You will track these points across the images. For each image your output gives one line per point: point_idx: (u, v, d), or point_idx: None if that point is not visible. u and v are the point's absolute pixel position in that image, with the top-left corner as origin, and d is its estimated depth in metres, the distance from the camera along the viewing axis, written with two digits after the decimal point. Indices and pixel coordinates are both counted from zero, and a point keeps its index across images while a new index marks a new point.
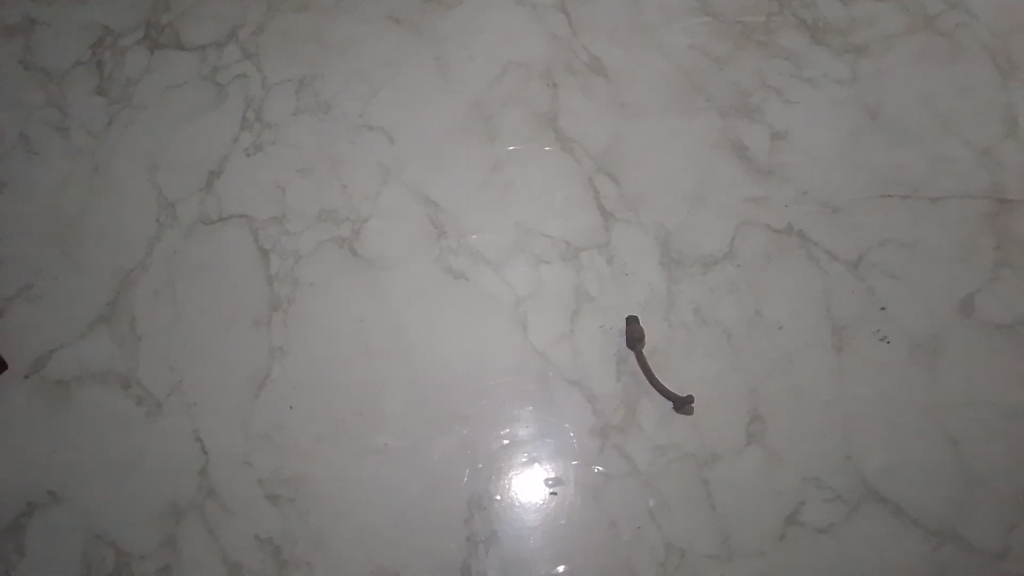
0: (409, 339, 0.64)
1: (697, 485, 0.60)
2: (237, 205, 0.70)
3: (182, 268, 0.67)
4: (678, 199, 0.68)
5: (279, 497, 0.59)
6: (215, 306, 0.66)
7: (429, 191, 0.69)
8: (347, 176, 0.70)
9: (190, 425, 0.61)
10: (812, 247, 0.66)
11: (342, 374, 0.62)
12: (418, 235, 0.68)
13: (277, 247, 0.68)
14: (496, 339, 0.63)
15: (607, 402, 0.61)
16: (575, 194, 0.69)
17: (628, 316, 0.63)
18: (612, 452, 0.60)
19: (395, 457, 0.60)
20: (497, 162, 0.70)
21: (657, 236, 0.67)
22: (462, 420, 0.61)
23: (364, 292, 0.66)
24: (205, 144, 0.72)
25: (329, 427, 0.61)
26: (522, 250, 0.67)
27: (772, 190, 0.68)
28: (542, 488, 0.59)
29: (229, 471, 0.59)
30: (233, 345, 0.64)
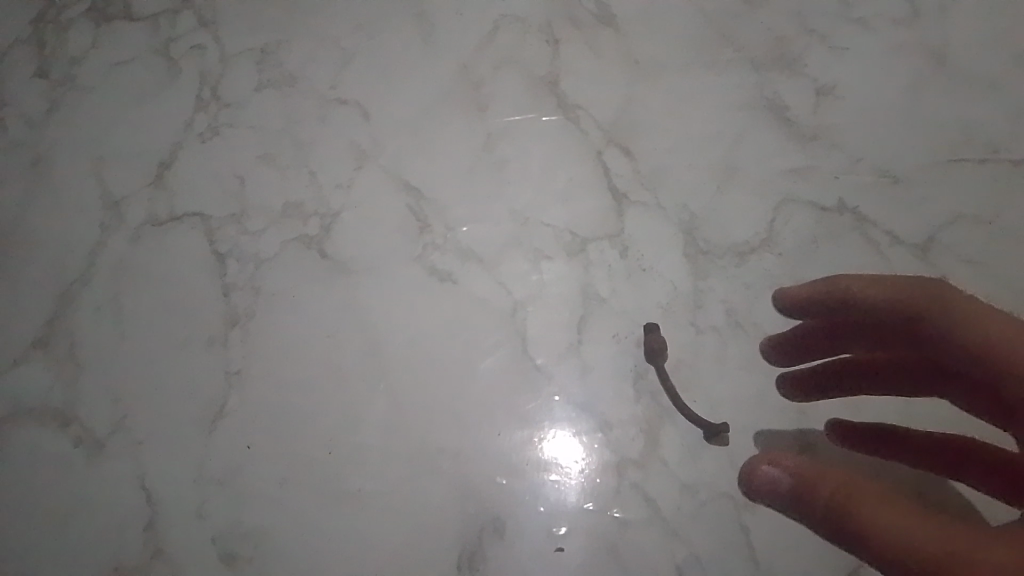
0: (387, 358, 0.54)
1: (735, 528, 0.50)
2: (191, 202, 0.60)
3: (128, 280, 0.58)
4: (704, 176, 0.57)
5: (236, 557, 0.50)
6: (166, 324, 0.57)
7: (410, 177, 0.59)
8: (316, 163, 0.60)
9: (136, 468, 0.52)
10: (870, 227, 0.55)
11: (311, 402, 0.53)
12: (396, 232, 0.58)
13: (235, 251, 0.58)
14: (490, 355, 0.54)
15: (623, 427, 0.52)
16: (581, 174, 0.58)
17: (648, 322, 0.53)
18: (630, 490, 0.50)
19: (371, 503, 0.51)
20: (488, 139, 0.60)
21: (680, 222, 0.56)
22: (451, 455, 0.51)
23: (335, 303, 0.56)
24: (154, 131, 0.62)
25: (294, 469, 0.51)
26: (520, 244, 0.57)
27: (820, 159, 0.57)
28: (547, 539, 0.50)
29: (179, 525, 0.51)
30: (186, 370, 0.55)
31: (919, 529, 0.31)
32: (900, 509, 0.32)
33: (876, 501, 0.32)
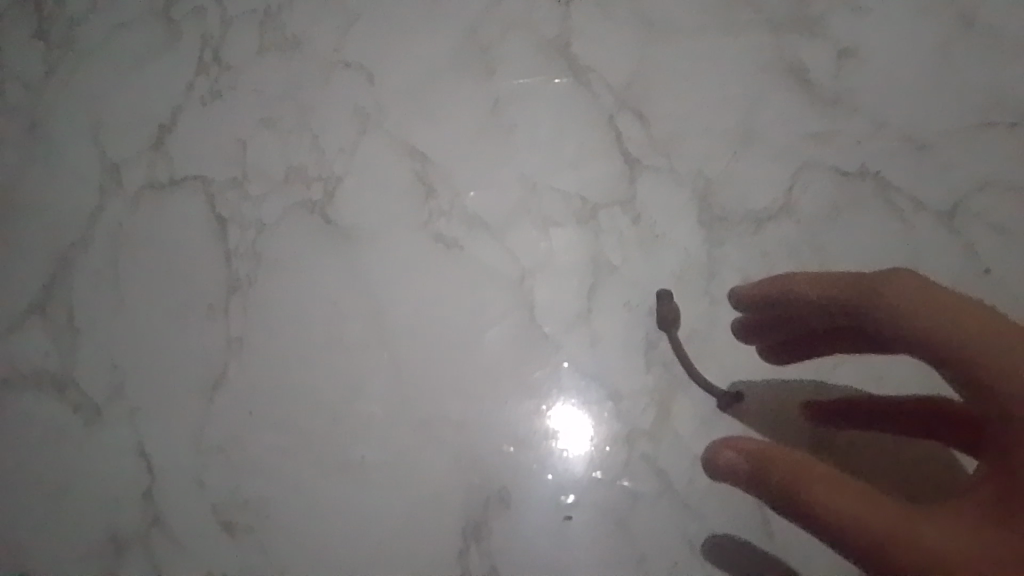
0: (391, 326, 0.53)
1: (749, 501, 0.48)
2: (192, 166, 0.59)
3: (127, 246, 0.57)
4: (720, 141, 0.55)
5: (236, 527, 0.49)
6: (166, 291, 0.55)
7: (416, 141, 0.57)
8: (319, 127, 0.59)
9: (134, 436, 0.51)
10: (893, 192, 0.53)
11: (313, 370, 0.52)
12: (401, 197, 0.56)
13: (236, 216, 0.57)
14: (496, 324, 0.52)
15: (634, 398, 0.50)
16: (593, 139, 0.56)
17: (659, 290, 0.51)
18: (640, 462, 0.49)
19: (374, 473, 0.49)
20: (496, 102, 0.58)
21: (694, 188, 0.54)
22: (456, 426, 0.50)
23: (338, 269, 0.54)
24: (154, 94, 0.61)
25: (295, 437, 0.50)
26: (528, 210, 0.55)
27: (840, 123, 0.55)
28: (554, 511, 0.48)
29: (177, 493, 0.50)
30: (186, 337, 0.53)
31: (864, 513, 0.32)
32: (847, 491, 0.33)
33: (826, 484, 0.34)
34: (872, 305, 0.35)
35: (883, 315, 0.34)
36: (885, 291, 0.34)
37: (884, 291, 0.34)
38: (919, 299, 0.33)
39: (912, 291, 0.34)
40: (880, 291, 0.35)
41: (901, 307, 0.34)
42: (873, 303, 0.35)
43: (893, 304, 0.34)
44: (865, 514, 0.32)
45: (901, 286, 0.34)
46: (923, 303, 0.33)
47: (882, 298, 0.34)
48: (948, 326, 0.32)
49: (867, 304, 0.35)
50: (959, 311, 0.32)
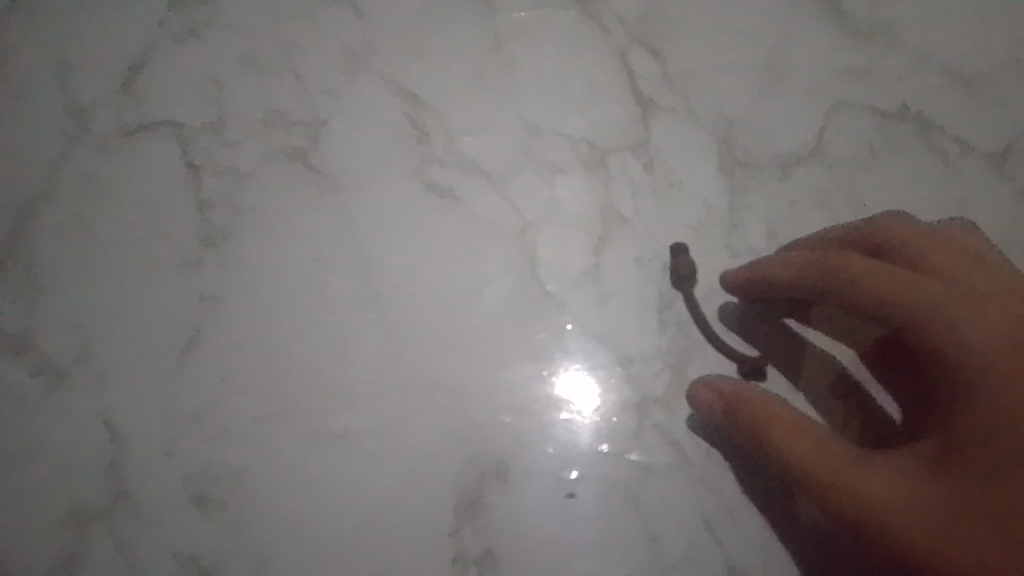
0: (380, 283, 0.48)
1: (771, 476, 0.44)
2: (163, 109, 0.53)
3: (92, 195, 0.52)
4: (743, 79, 0.50)
5: (208, 502, 0.45)
6: (134, 245, 0.50)
7: (408, 80, 0.52)
8: (302, 65, 0.53)
9: (97, 402, 0.47)
10: (937, 134, 0.48)
11: (295, 331, 0.47)
12: (391, 142, 0.51)
13: (211, 163, 0.52)
14: (495, 282, 0.47)
15: (646, 363, 0.45)
16: (603, 78, 0.51)
17: (675, 244, 0.46)
18: (651, 434, 0.44)
19: (359, 443, 0.45)
20: (496, 38, 0.52)
21: (715, 132, 0.49)
22: (450, 392, 0.46)
23: (323, 220, 0.50)
24: (123, 30, 0.55)
25: (273, 405, 0.46)
26: (531, 155, 0.50)
27: (879, 59, 0.49)
28: (556, 486, 0.44)
29: (144, 465, 0.45)
30: (157, 296, 0.49)
31: (814, 457, 0.37)
32: (802, 437, 0.38)
33: (786, 430, 0.38)
34: (843, 285, 0.38)
35: (852, 292, 0.38)
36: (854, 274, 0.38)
37: (855, 271, 0.38)
38: (885, 278, 0.37)
39: (878, 270, 0.38)
40: (851, 271, 0.38)
41: (870, 285, 0.37)
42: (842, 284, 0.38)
43: (862, 282, 0.38)
44: (819, 460, 0.37)
45: (868, 266, 0.38)
46: (889, 280, 0.37)
47: (851, 276, 0.38)
48: (903, 300, 0.36)
49: (841, 285, 0.39)
50: (917, 286, 0.37)
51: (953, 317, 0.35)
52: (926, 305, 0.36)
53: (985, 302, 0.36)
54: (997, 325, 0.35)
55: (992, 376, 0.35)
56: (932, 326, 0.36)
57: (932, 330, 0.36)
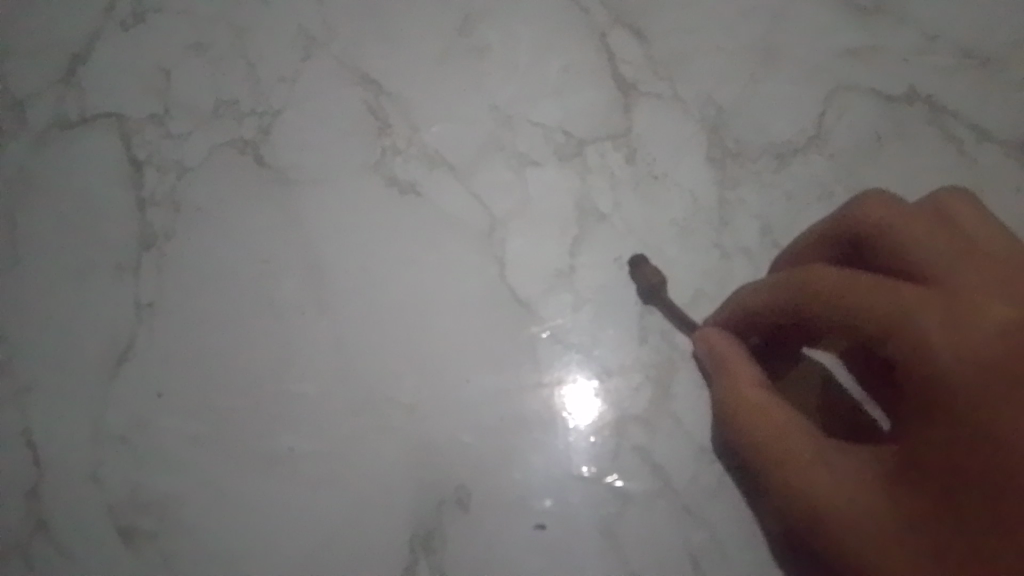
0: (332, 287, 0.43)
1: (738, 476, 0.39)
2: (105, 99, 0.49)
3: (25, 193, 0.48)
4: (737, 60, 0.45)
5: (138, 531, 0.40)
6: (67, 247, 0.46)
7: (369, 65, 0.48)
8: (255, 51, 0.49)
9: (19, 422, 0.42)
10: (949, 120, 0.44)
11: (237, 341, 0.43)
12: (349, 132, 0.47)
13: (154, 157, 0.47)
14: (460, 286, 0.43)
15: (625, 375, 0.41)
16: (582, 60, 0.46)
17: (634, 255, 0.41)
18: (631, 454, 0.40)
19: (305, 467, 0.41)
20: (465, 19, 0.48)
21: (705, 119, 0.44)
22: (407, 410, 0.41)
23: (272, 219, 0.45)
24: (64, 13, 0.51)
25: (212, 424, 0.41)
26: (501, 146, 0.45)
27: (885, 38, 0.45)
28: (524, 515, 0.39)
29: (68, 491, 0.41)
30: (89, 303, 0.44)
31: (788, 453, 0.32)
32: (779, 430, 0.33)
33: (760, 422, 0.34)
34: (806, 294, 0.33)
35: (813, 303, 0.33)
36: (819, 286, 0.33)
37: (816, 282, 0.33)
38: (850, 284, 0.32)
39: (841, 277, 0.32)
40: (814, 281, 0.33)
41: (834, 288, 0.32)
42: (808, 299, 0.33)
43: (825, 291, 0.32)
44: (776, 438, 0.33)
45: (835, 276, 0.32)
46: (853, 288, 0.31)
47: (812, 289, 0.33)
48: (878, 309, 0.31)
49: (804, 297, 0.33)
50: (888, 291, 0.31)
51: (925, 333, 0.30)
52: (894, 320, 0.30)
53: (970, 309, 0.30)
54: (982, 339, 0.30)
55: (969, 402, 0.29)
56: (899, 345, 0.30)
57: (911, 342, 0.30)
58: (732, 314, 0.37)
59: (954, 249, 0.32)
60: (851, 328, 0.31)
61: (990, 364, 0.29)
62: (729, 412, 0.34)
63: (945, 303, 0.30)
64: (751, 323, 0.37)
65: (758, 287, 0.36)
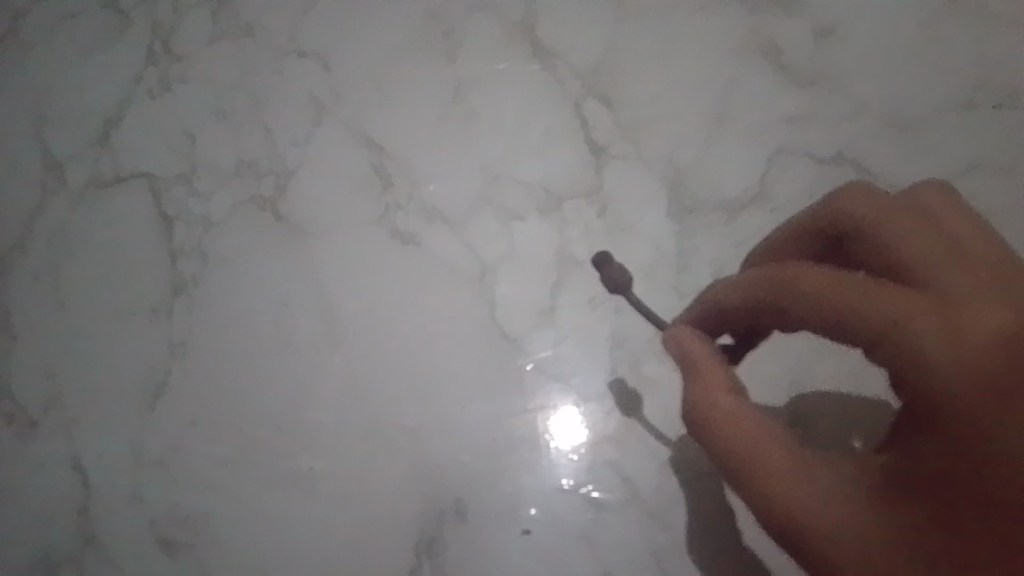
0: (343, 326, 0.50)
1: (674, 461, 0.46)
2: (137, 160, 0.55)
3: (67, 244, 0.54)
4: (692, 127, 0.52)
5: (176, 543, 0.46)
6: (106, 293, 0.52)
7: (373, 130, 0.55)
8: (271, 117, 0.56)
9: (68, 448, 0.48)
10: (874, 178, 0.51)
11: (259, 377, 0.49)
12: (356, 190, 0.53)
13: (182, 212, 0.54)
14: (456, 324, 0.49)
15: (600, 401, 0.47)
16: (559, 125, 0.53)
17: (599, 254, 0.44)
18: (605, 469, 0.46)
19: (323, 486, 0.46)
20: (457, 89, 0.55)
21: (665, 177, 0.51)
22: (410, 434, 0.47)
23: (288, 267, 0.51)
24: (102, 86, 0.58)
25: (239, 448, 0.47)
26: (489, 201, 0.52)
27: (818, 106, 0.52)
28: (514, 523, 0.45)
29: (113, 509, 0.46)
30: (128, 343, 0.50)
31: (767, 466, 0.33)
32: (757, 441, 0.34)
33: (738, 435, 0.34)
34: (797, 298, 0.34)
35: (797, 303, 0.34)
36: (810, 290, 0.34)
37: (806, 285, 0.34)
38: (843, 291, 0.33)
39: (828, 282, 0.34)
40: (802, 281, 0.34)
41: (824, 295, 0.33)
42: (799, 302, 0.34)
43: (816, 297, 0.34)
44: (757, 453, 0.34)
45: (824, 281, 0.34)
46: (844, 290, 0.33)
47: (801, 293, 0.34)
48: (871, 316, 0.32)
49: (787, 293, 0.35)
50: (882, 294, 0.32)
51: (919, 336, 0.31)
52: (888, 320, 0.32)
53: (969, 311, 0.31)
54: (984, 340, 0.30)
55: (970, 405, 0.30)
56: (895, 343, 0.31)
57: (904, 345, 0.31)
58: (703, 311, 0.39)
59: (941, 248, 0.34)
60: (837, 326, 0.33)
61: (991, 371, 0.30)
62: (701, 420, 0.35)
63: (938, 305, 0.32)
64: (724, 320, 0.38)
65: (730, 284, 0.37)
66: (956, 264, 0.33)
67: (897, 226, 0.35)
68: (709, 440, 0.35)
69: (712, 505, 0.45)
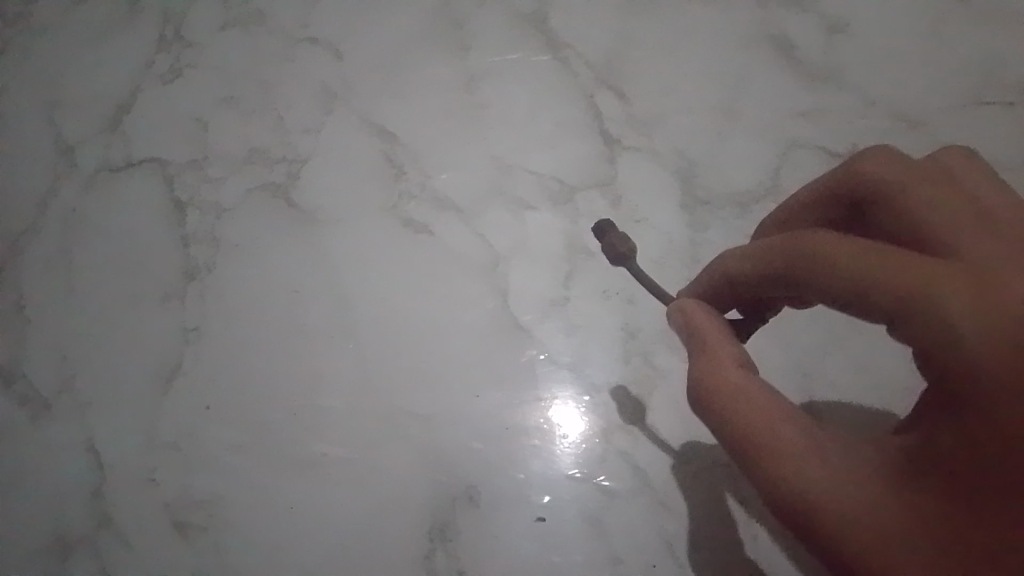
0: (356, 314, 0.50)
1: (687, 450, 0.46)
2: (149, 146, 0.56)
3: (79, 228, 0.54)
4: (703, 120, 0.53)
5: (190, 527, 0.46)
6: (119, 278, 0.52)
7: (385, 119, 0.55)
8: (284, 105, 0.56)
9: (82, 431, 0.48)
10: None
11: (272, 363, 0.49)
12: (369, 178, 0.53)
13: (194, 198, 0.54)
14: (468, 314, 0.50)
15: (611, 391, 0.48)
16: (570, 116, 0.54)
17: (600, 224, 0.44)
18: (617, 458, 0.46)
19: (335, 472, 0.47)
20: (470, 79, 0.55)
21: (677, 169, 0.52)
22: (423, 421, 0.47)
23: (301, 255, 0.52)
24: (113, 71, 0.58)
25: (252, 434, 0.47)
26: (502, 192, 0.52)
27: (828, 100, 0.53)
28: (526, 511, 0.46)
29: (126, 492, 0.47)
30: (141, 328, 0.50)
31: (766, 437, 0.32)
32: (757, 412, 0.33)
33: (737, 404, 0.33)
34: (807, 263, 0.33)
35: (810, 269, 0.33)
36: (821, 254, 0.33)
37: (818, 249, 0.33)
38: (857, 256, 0.31)
39: (843, 246, 0.32)
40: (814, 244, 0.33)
41: (836, 259, 0.32)
42: (809, 266, 0.33)
43: (832, 262, 0.32)
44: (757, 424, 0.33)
45: (837, 245, 0.32)
46: (863, 253, 0.31)
47: (813, 256, 0.33)
48: (887, 282, 0.30)
49: (800, 258, 0.34)
50: (898, 259, 0.30)
51: (943, 305, 0.28)
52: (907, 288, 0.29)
53: (1002, 280, 0.29)
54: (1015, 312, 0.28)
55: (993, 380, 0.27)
56: (917, 314, 0.29)
57: (927, 316, 0.29)
58: (714, 282, 0.39)
59: (969, 215, 0.32)
60: (857, 294, 0.31)
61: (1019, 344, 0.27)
62: (706, 391, 0.34)
63: (968, 272, 0.29)
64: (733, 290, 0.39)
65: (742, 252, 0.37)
66: (986, 234, 0.32)
67: (919, 192, 0.34)
68: (712, 410, 0.34)
69: (720, 494, 0.45)
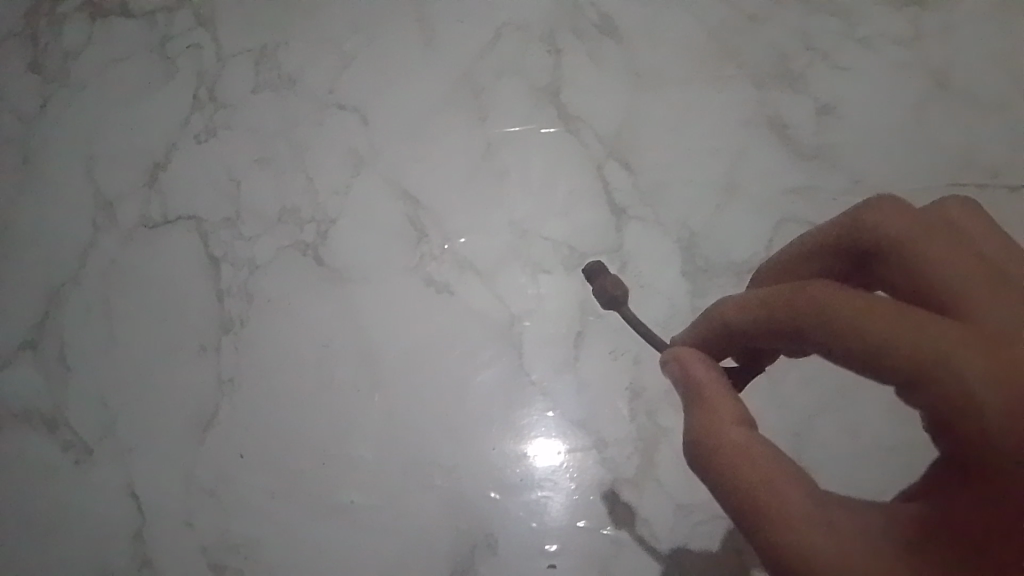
0: (383, 368, 0.54)
1: (688, 504, 0.50)
2: (184, 203, 0.59)
3: (118, 279, 0.57)
4: (704, 193, 0.57)
5: (226, 567, 0.50)
6: (156, 329, 0.56)
7: (409, 184, 0.59)
8: (313, 167, 0.60)
9: (123, 475, 0.52)
10: None
11: (302, 414, 0.53)
12: (394, 240, 0.57)
13: (228, 254, 0.57)
14: (485, 370, 0.53)
15: (619, 446, 0.51)
16: (582, 185, 0.58)
17: (592, 267, 0.47)
18: (624, 509, 0.50)
19: (362, 519, 0.50)
20: (488, 146, 0.59)
21: (680, 238, 0.56)
22: (445, 471, 0.51)
23: (331, 311, 0.55)
24: (150, 129, 0.61)
25: (285, 481, 0.51)
26: (519, 256, 0.56)
27: (818, 178, 0.58)
28: (540, 557, 0.49)
29: (166, 533, 0.50)
30: (177, 377, 0.54)
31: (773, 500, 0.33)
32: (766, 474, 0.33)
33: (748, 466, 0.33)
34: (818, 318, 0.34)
35: (823, 324, 0.34)
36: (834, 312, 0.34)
37: (832, 307, 0.34)
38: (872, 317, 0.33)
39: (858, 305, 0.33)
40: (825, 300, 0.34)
41: (850, 317, 0.33)
42: (820, 322, 0.34)
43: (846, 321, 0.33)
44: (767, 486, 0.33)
45: (851, 304, 0.34)
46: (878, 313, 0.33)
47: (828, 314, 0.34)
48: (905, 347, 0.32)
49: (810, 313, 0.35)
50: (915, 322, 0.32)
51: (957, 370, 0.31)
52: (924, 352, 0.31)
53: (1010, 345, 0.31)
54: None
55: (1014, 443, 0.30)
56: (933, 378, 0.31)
57: (944, 379, 0.31)
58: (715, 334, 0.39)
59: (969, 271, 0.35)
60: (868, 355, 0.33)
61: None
62: (711, 449, 0.34)
63: (979, 334, 0.31)
64: (735, 339, 0.39)
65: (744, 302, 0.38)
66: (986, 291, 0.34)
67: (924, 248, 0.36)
68: (725, 473, 0.34)
69: (718, 549, 0.49)
